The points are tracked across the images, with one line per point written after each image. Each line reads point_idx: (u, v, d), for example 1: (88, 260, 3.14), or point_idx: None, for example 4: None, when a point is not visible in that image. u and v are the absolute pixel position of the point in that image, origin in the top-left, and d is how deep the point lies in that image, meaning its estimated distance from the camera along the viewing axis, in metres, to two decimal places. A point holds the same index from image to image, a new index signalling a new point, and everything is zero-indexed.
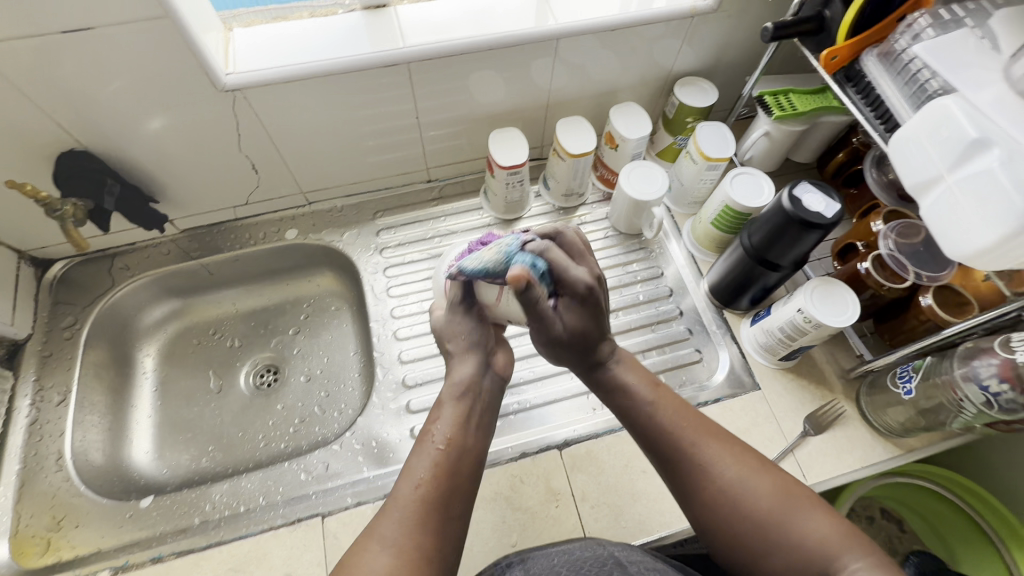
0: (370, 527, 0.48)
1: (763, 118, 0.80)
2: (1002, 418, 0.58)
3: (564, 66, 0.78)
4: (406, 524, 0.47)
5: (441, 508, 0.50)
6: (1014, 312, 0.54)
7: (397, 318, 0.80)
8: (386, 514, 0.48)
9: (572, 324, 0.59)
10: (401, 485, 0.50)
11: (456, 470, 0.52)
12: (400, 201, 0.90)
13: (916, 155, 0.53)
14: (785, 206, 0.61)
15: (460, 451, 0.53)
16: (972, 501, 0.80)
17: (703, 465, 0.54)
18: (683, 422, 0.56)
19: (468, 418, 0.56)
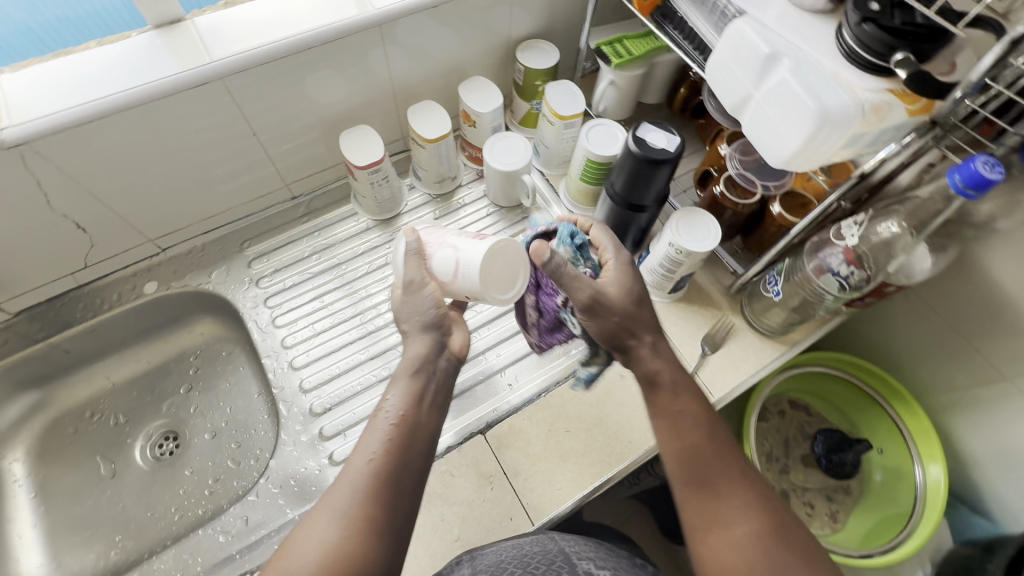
0: (321, 504, 0.46)
1: (605, 68, 0.82)
2: (852, 295, 0.65)
3: (399, 51, 0.75)
4: (356, 499, 0.45)
5: (391, 485, 0.47)
6: (836, 203, 0.58)
7: (290, 347, 0.75)
8: (336, 488, 0.46)
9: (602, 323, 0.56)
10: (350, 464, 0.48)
11: (405, 449, 0.49)
12: (267, 225, 0.84)
13: (727, 78, 0.56)
14: (632, 149, 0.64)
15: (409, 427, 0.50)
16: (853, 371, 0.91)
17: (722, 501, 0.49)
18: (718, 451, 0.52)
19: (420, 394, 0.52)
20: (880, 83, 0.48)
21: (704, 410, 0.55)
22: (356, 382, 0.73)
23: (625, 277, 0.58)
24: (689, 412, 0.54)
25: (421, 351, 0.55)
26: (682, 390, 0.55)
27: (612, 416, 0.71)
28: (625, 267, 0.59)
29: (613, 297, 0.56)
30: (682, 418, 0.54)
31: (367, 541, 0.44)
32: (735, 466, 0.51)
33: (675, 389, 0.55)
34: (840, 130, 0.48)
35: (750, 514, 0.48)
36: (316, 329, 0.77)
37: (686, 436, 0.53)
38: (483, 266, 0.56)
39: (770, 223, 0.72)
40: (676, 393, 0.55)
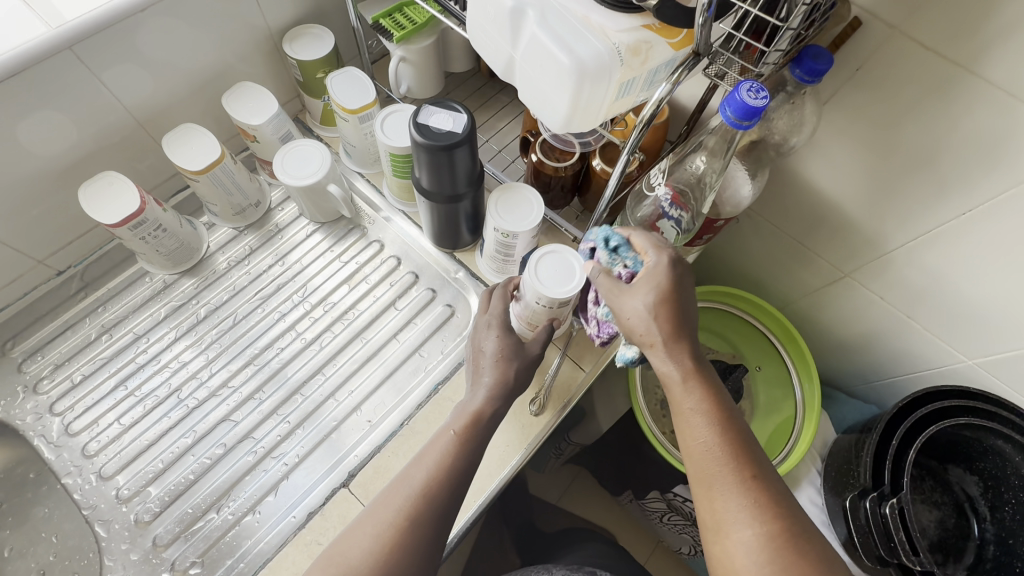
0: (377, 501, 0.49)
1: (390, 44, 0.72)
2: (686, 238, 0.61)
3: (125, 71, 0.61)
4: (429, 477, 0.49)
5: (448, 483, 0.49)
6: (632, 157, 0.52)
7: (95, 455, 0.63)
8: (415, 464, 0.51)
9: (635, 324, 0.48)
10: (403, 474, 0.50)
11: (468, 468, 0.51)
12: (32, 315, 0.69)
13: (488, 39, 0.49)
14: (416, 138, 0.56)
15: (474, 448, 0.52)
16: (719, 296, 0.93)
17: (727, 500, 0.43)
18: (741, 452, 0.45)
19: (496, 414, 0.55)
20: (631, 21, 0.43)
21: (719, 399, 0.47)
22: (187, 471, 0.62)
23: (647, 279, 0.48)
24: (698, 405, 0.46)
25: (502, 362, 0.57)
26: (697, 381, 0.47)
27: None
28: (677, 264, 0.48)
29: (636, 305, 0.48)
30: (695, 417, 0.46)
31: (399, 547, 0.46)
32: (750, 462, 0.44)
33: (685, 384, 0.47)
34: (603, 82, 0.43)
35: (760, 516, 0.42)
36: (125, 424, 0.64)
37: (695, 434, 0.46)
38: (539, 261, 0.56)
39: (596, 180, 0.68)
40: (687, 384, 0.47)
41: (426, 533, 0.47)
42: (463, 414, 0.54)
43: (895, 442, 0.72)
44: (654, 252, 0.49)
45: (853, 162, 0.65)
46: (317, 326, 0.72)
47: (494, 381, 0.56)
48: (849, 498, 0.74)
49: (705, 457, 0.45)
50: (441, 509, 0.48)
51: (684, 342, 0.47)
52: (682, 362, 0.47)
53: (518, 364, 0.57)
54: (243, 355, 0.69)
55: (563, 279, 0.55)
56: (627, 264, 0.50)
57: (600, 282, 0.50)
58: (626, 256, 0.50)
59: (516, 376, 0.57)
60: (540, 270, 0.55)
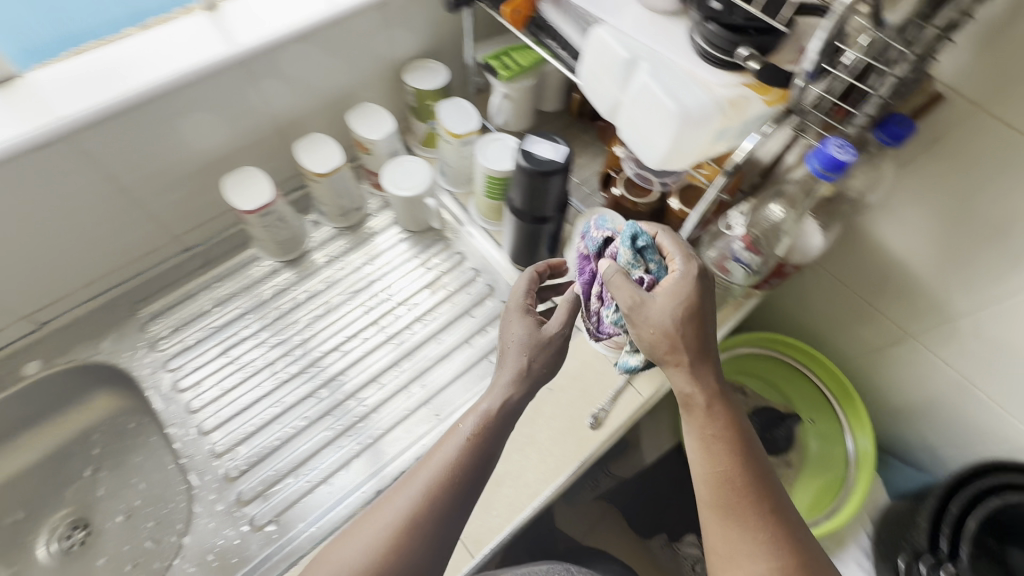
0: (409, 476, 0.55)
1: (495, 81, 0.81)
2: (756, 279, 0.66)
3: (277, 84, 0.72)
4: (432, 485, 0.52)
5: (451, 490, 0.52)
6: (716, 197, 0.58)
7: (197, 411, 0.70)
8: (426, 463, 0.54)
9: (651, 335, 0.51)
10: (422, 467, 0.54)
11: (486, 460, 0.54)
12: (160, 282, 0.78)
13: (598, 83, 0.56)
14: (522, 162, 0.63)
15: (489, 442, 0.55)
16: (772, 344, 0.94)
17: (745, 529, 0.50)
18: (761, 489, 0.51)
19: (511, 412, 0.56)
20: (734, 78, 0.49)
21: (742, 431, 0.52)
22: (274, 437, 0.69)
23: (677, 297, 0.51)
24: (727, 436, 0.52)
25: (518, 360, 0.57)
26: (724, 411, 0.52)
27: (541, 433, 0.70)
28: (697, 280, 0.52)
29: (663, 318, 0.51)
30: (721, 445, 0.52)
31: (422, 525, 0.51)
32: (764, 496, 0.51)
33: (711, 408, 0.52)
34: (703, 127, 0.49)
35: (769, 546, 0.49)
36: (225, 387, 0.72)
37: (720, 462, 0.51)
38: None
39: (671, 218, 0.73)
40: (712, 412, 0.52)
41: (445, 512, 0.52)
42: (474, 414, 0.55)
43: (954, 507, 0.70)
44: (685, 264, 0.53)
45: (924, 225, 0.68)
46: (399, 323, 0.79)
47: (512, 376, 0.56)
48: (902, 559, 0.72)
49: (726, 486, 0.51)
50: (456, 495, 0.52)
51: (711, 368, 0.52)
52: (707, 385, 0.52)
53: (539, 354, 0.58)
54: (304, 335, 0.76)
55: None
56: (650, 269, 0.53)
57: (621, 280, 0.52)
58: (651, 260, 0.53)
59: (539, 367, 0.57)
60: None
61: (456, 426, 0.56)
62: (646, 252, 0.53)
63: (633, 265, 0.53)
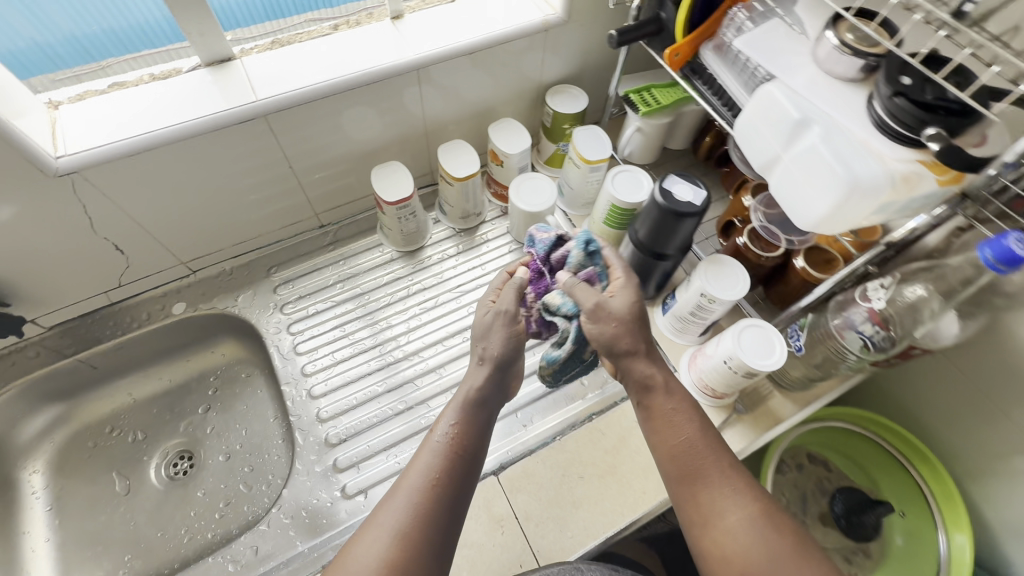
0: (400, 479, 0.52)
1: (633, 116, 0.83)
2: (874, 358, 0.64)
3: (434, 91, 0.78)
4: (427, 484, 0.51)
5: (445, 486, 0.51)
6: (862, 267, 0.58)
7: (309, 376, 0.76)
8: (414, 466, 0.53)
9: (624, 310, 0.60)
10: (407, 474, 0.52)
11: (467, 454, 0.55)
12: (294, 252, 0.86)
13: (757, 138, 0.57)
14: (658, 200, 0.64)
15: (465, 438, 0.55)
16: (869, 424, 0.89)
17: (714, 487, 0.52)
18: (718, 450, 0.55)
19: (480, 411, 0.57)
20: (911, 154, 0.49)
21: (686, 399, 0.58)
22: (373, 415, 0.73)
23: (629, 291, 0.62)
24: (676, 407, 0.57)
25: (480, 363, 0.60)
26: (670, 384, 0.59)
27: (625, 465, 0.70)
28: (631, 278, 0.63)
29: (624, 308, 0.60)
30: (676, 414, 0.57)
31: (429, 519, 0.49)
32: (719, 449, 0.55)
33: (665, 389, 0.58)
34: (869, 198, 0.48)
35: (741, 492, 0.52)
36: (337, 358, 0.78)
37: (676, 434, 0.55)
38: (742, 336, 0.66)
39: (793, 276, 0.72)
40: (669, 391, 0.58)
41: (446, 509, 0.50)
42: (448, 416, 0.57)
43: None
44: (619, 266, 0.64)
45: None
46: None
47: (483, 379, 0.59)
48: None
49: (689, 453, 0.54)
50: (450, 489, 0.52)
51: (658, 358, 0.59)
52: (659, 371, 0.59)
53: (507, 341, 0.60)
54: (361, 302, 0.83)
55: (763, 352, 0.64)
56: (597, 267, 0.64)
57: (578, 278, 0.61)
58: (599, 261, 0.64)
59: (505, 355, 0.60)
60: (743, 341, 0.65)
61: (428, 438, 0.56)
62: (593, 254, 0.65)
63: (595, 260, 0.64)
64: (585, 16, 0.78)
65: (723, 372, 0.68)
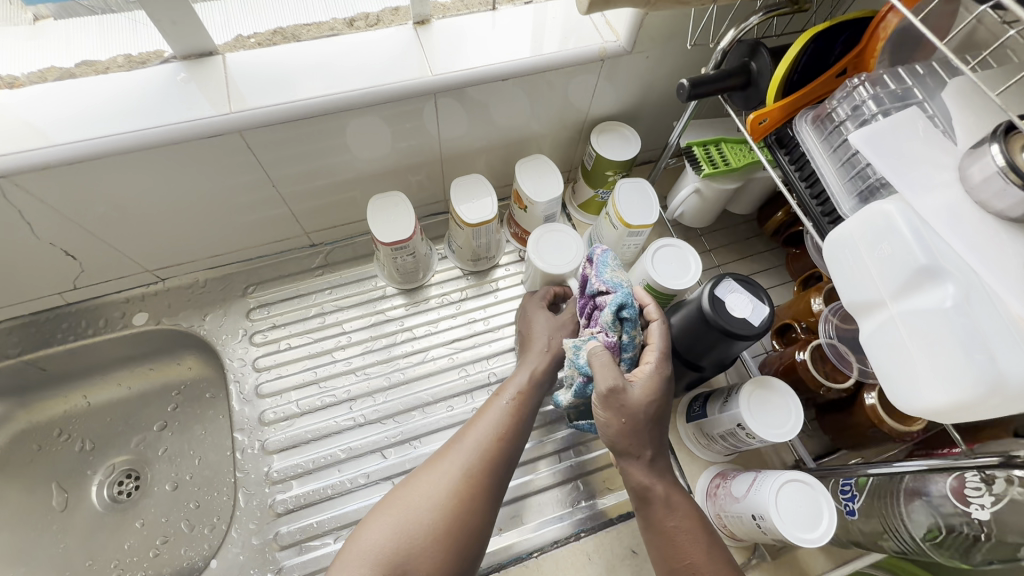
0: (415, 473, 0.51)
1: (692, 174, 0.68)
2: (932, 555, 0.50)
3: (456, 116, 0.65)
4: (489, 444, 0.52)
5: (509, 444, 0.53)
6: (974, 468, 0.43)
7: (268, 423, 0.67)
8: (466, 436, 0.53)
9: (612, 422, 0.48)
10: (465, 436, 0.53)
11: (528, 425, 0.56)
12: (277, 271, 0.76)
13: (855, 268, 0.42)
14: (705, 310, 0.50)
15: (528, 412, 0.56)
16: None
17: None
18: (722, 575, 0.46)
19: (543, 382, 0.59)
20: None
21: (694, 515, 0.49)
22: (326, 486, 0.64)
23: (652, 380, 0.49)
24: (675, 526, 0.48)
25: (546, 342, 0.62)
26: (673, 496, 0.49)
27: None
28: (660, 380, 0.49)
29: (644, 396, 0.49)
30: (678, 536, 0.47)
31: (493, 481, 0.50)
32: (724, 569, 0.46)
33: (668, 499, 0.48)
34: (1017, 403, 0.34)
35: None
36: (303, 406, 0.68)
37: (673, 547, 0.47)
38: (781, 489, 0.52)
39: (859, 412, 0.58)
40: (672, 504, 0.48)
41: (502, 474, 0.51)
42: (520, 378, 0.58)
43: None
44: (652, 358, 0.50)
45: None
46: None
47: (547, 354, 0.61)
48: None
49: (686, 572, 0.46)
50: (510, 453, 0.53)
51: (663, 464, 0.49)
52: (661, 482, 0.49)
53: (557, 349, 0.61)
54: (363, 325, 0.74)
55: (806, 522, 0.51)
56: (621, 337, 0.51)
57: (592, 353, 0.50)
58: (627, 332, 0.51)
59: (562, 353, 0.61)
60: (781, 497, 0.52)
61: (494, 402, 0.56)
62: (626, 322, 0.51)
63: (624, 328, 0.51)
64: (655, 46, 0.63)
65: (746, 526, 0.56)
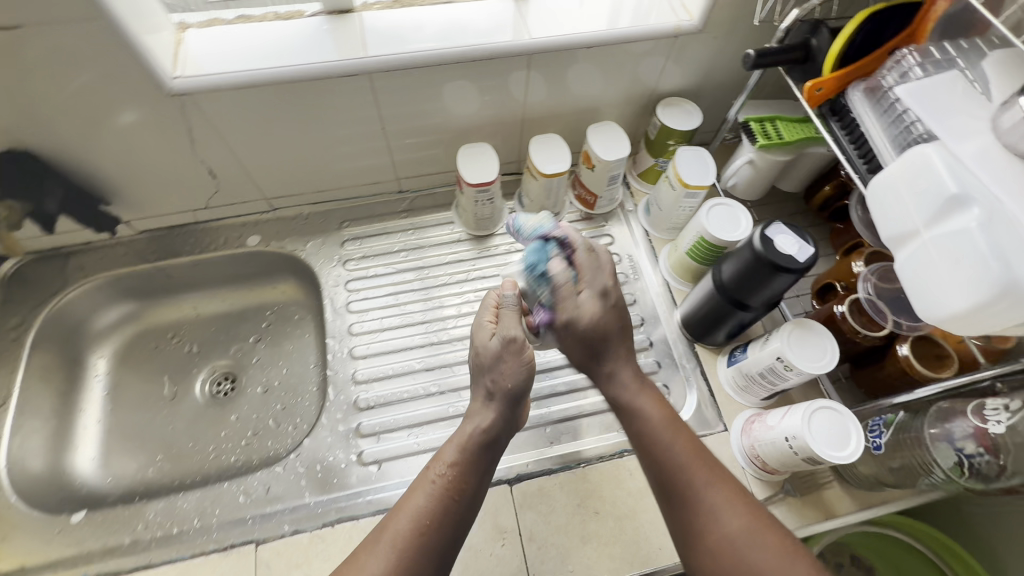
0: (358, 550, 0.50)
1: (748, 146, 0.76)
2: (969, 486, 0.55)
3: (542, 81, 0.74)
4: (420, 520, 0.51)
5: (444, 528, 0.52)
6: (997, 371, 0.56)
7: (355, 335, 0.78)
8: (396, 517, 0.52)
9: (593, 313, 0.57)
10: (395, 518, 0.51)
11: (465, 493, 0.55)
12: (368, 211, 0.87)
13: (893, 204, 0.49)
14: (756, 246, 0.58)
15: (463, 476, 0.55)
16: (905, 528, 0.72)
17: (704, 507, 0.50)
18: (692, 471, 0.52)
19: (483, 442, 0.57)
20: None
21: (668, 414, 0.56)
22: (404, 390, 0.74)
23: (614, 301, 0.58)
24: (654, 423, 0.55)
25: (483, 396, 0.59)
26: (643, 407, 0.56)
27: (647, 515, 0.65)
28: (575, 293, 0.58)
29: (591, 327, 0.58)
30: (646, 431, 0.55)
31: (444, 521, 0.52)
32: (716, 467, 0.52)
33: (637, 394, 0.57)
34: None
35: (730, 509, 0.49)
36: (384, 324, 0.78)
37: (659, 448, 0.54)
38: (810, 420, 0.58)
39: (890, 362, 0.64)
40: (639, 401, 0.57)
41: (458, 518, 0.53)
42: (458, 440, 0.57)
43: None
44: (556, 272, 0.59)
45: None
46: None
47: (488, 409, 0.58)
48: None
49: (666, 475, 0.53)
50: (463, 496, 0.54)
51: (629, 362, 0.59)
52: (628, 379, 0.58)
53: (512, 379, 0.57)
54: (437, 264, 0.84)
55: (836, 441, 0.57)
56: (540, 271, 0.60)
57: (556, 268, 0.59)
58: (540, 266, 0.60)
59: (513, 392, 0.57)
60: (813, 423, 0.58)
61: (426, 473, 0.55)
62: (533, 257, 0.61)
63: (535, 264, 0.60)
64: (723, 28, 0.71)
65: (777, 452, 0.62)
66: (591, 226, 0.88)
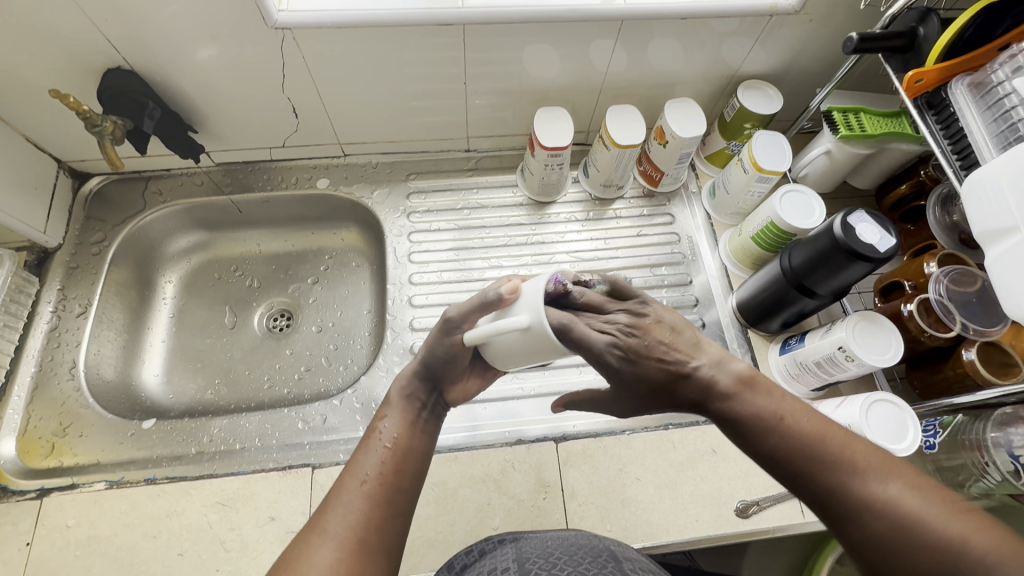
0: (316, 517, 0.45)
1: (827, 136, 0.75)
2: None
3: (625, 52, 0.74)
4: (369, 479, 0.48)
5: (397, 477, 0.49)
6: None
7: (415, 285, 0.80)
8: (333, 505, 0.46)
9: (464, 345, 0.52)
10: (347, 476, 0.48)
11: (416, 448, 0.52)
12: (434, 167, 0.89)
13: (994, 200, 0.48)
14: (837, 232, 0.58)
15: (410, 437, 0.52)
16: None
17: (839, 471, 0.43)
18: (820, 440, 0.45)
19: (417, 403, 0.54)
20: None
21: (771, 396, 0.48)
22: None
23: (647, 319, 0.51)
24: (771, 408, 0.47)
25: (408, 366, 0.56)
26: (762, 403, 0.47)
27: (686, 487, 0.66)
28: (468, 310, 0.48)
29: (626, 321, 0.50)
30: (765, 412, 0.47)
31: (398, 471, 0.49)
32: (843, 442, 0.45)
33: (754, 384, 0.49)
34: None
35: (884, 471, 0.42)
36: (442, 278, 0.81)
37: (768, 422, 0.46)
38: (865, 411, 0.58)
39: (953, 365, 0.63)
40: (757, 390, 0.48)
41: (414, 469, 0.51)
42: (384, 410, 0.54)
43: None
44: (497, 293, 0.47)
45: None
46: None
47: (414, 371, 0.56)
48: None
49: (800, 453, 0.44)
50: (408, 448, 0.51)
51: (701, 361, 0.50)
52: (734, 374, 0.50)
53: (437, 352, 0.53)
54: (499, 225, 0.85)
55: (893, 434, 0.57)
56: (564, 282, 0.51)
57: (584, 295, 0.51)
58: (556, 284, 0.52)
59: (435, 360, 0.53)
60: (870, 415, 0.58)
61: (372, 433, 0.52)
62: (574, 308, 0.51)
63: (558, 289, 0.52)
64: (819, 13, 0.70)
65: None
66: (651, 203, 0.88)
